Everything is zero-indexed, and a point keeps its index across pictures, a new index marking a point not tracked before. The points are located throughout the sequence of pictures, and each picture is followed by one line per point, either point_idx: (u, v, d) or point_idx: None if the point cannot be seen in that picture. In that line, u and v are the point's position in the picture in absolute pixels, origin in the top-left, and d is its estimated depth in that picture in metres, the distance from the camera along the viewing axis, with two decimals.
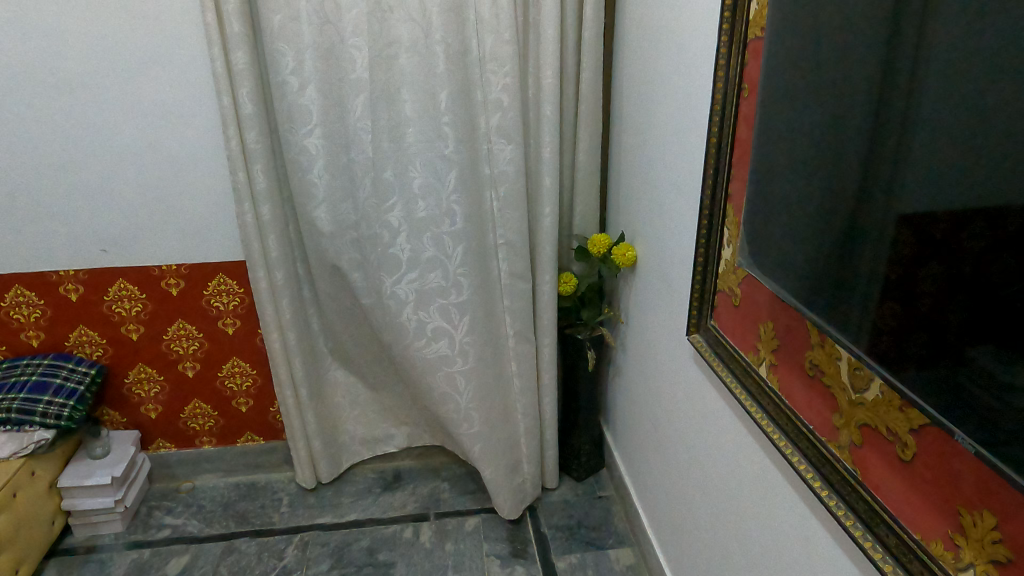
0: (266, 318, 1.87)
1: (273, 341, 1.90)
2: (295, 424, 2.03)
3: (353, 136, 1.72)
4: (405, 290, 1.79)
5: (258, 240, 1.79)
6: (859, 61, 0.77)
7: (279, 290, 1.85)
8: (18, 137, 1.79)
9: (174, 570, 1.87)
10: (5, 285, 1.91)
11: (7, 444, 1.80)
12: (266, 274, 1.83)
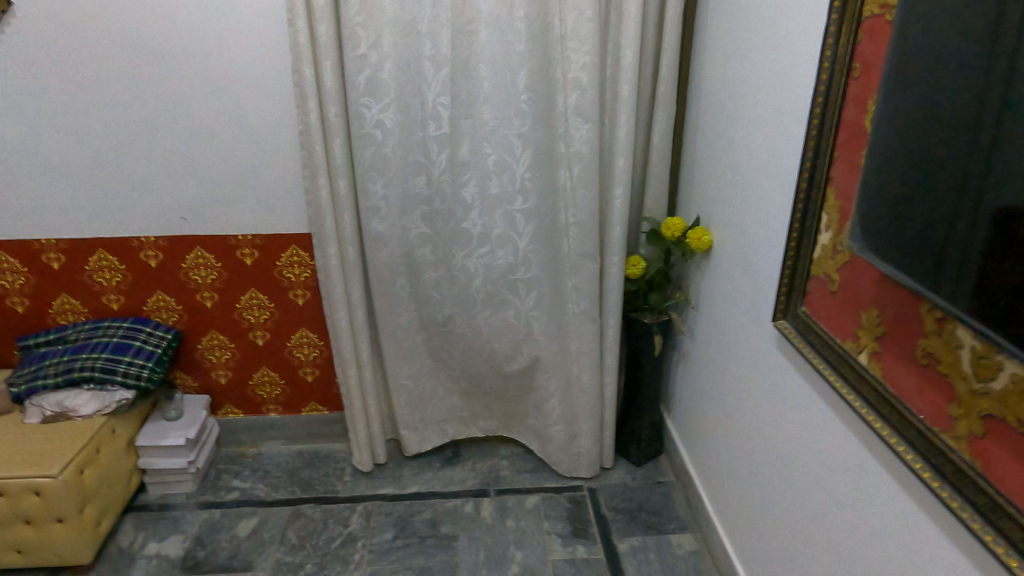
0: (334, 295, 1.87)
1: (339, 319, 1.91)
2: (359, 404, 2.04)
3: (432, 110, 1.73)
4: (474, 264, 1.86)
5: (331, 219, 1.79)
6: (1002, 40, 0.73)
7: (350, 267, 1.85)
8: (108, 105, 1.84)
9: (244, 530, 1.93)
10: (90, 250, 1.97)
11: (92, 402, 1.89)
12: (337, 250, 1.83)
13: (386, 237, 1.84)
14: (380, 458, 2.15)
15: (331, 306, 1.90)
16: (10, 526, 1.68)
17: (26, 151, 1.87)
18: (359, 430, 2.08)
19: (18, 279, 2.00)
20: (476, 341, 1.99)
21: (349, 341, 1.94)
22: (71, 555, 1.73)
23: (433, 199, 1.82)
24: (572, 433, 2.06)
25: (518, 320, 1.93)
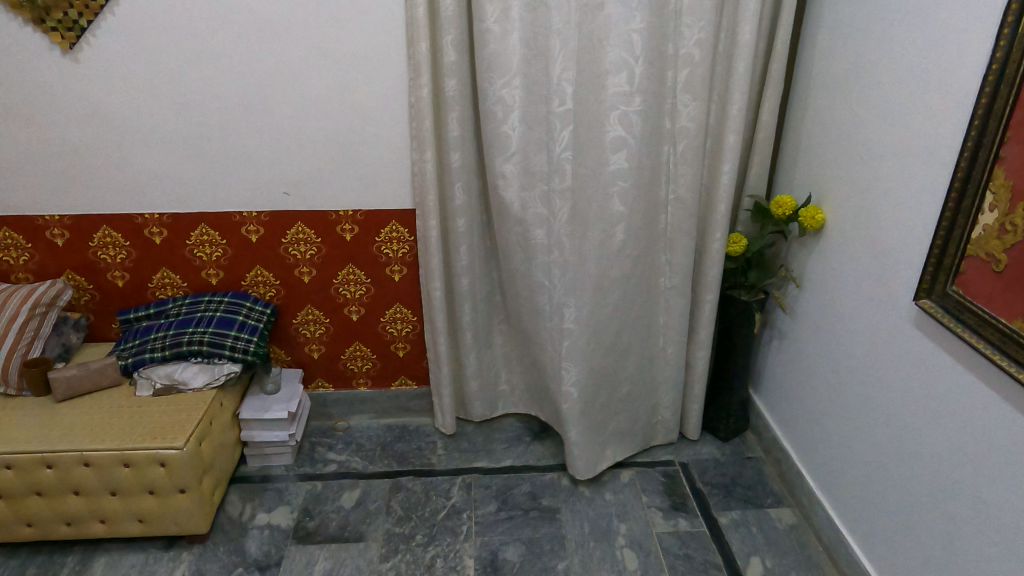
0: (431, 267, 1.91)
1: (434, 289, 1.95)
2: (444, 372, 2.08)
3: (556, 86, 1.67)
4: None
5: (434, 193, 1.83)
6: None
7: (459, 236, 1.91)
8: (217, 80, 1.83)
9: (349, 502, 1.96)
10: (192, 224, 1.98)
11: (202, 375, 1.91)
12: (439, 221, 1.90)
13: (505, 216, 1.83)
14: (476, 416, 2.23)
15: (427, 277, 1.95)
16: (135, 496, 1.71)
17: (134, 124, 1.86)
18: (444, 397, 2.13)
19: (120, 253, 2.01)
20: (582, 335, 1.85)
21: (438, 312, 1.97)
22: (191, 525, 1.76)
23: (553, 179, 1.75)
24: (656, 402, 2.11)
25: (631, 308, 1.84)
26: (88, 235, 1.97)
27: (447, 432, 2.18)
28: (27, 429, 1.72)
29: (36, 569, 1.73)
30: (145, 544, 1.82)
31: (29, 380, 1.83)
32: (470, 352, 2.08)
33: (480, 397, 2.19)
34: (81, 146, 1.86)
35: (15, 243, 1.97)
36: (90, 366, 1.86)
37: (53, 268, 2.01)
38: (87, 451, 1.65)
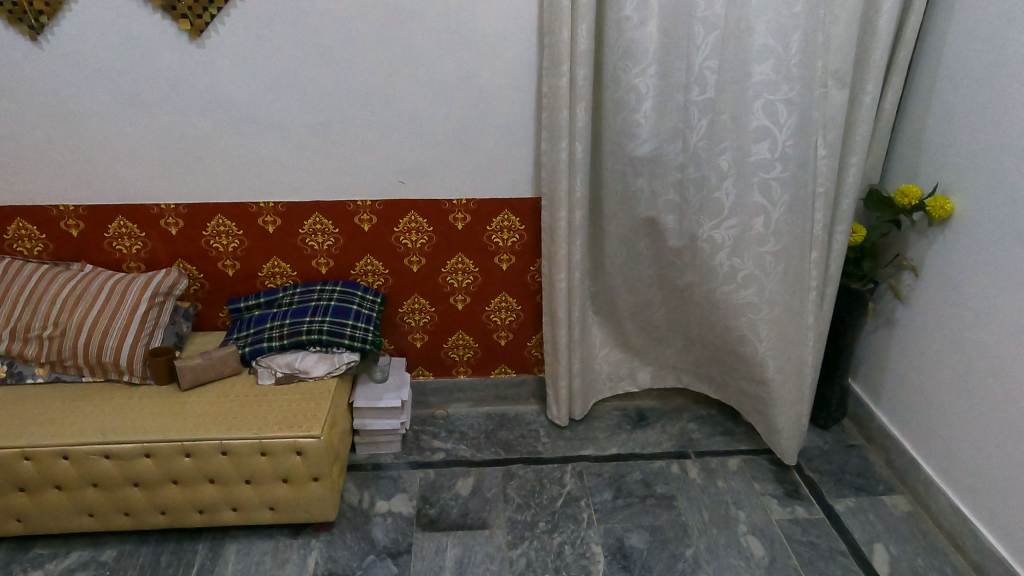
0: (558, 258, 1.91)
1: (559, 282, 1.95)
2: (563, 364, 2.08)
3: (697, 75, 1.72)
4: (723, 235, 1.82)
5: (566, 182, 1.83)
6: None
7: (577, 231, 1.90)
8: (342, 67, 1.82)
9: (465, 489, 1.98)
10: (306, 213, 1.97)
11: (322, 363, 1.92)
12: (566, 214, 1.88)
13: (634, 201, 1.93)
14: (576, 413, 2.20)
15: (552, 269, 1.95)
16: (268, 484, 1.72)
17: (256, 112, 1.84)
18: (561, 387, 2.13)
19: (232, 242, 2.00)
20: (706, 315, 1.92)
21: (565, 304, 1.97)
22: (320, 513, 1.77)
23: (686, 166, 1.83)
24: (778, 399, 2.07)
25: (761, 298, 1.84)
26: (202, 224, 1.97)
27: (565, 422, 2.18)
28: (159, 417, 1.73)
29: (170, 557, 1.75)
30: (272, 532, 1.83)
31: (154, 369, 1.84)
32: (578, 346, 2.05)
33: (581, 392, 2.16)
34: (203, 134, 1.86)
35: (128, 231, 1.96)
36: (212, 354, 1.86)
37: (164, 257, 2.01)
38: (225, 439, 1.66)
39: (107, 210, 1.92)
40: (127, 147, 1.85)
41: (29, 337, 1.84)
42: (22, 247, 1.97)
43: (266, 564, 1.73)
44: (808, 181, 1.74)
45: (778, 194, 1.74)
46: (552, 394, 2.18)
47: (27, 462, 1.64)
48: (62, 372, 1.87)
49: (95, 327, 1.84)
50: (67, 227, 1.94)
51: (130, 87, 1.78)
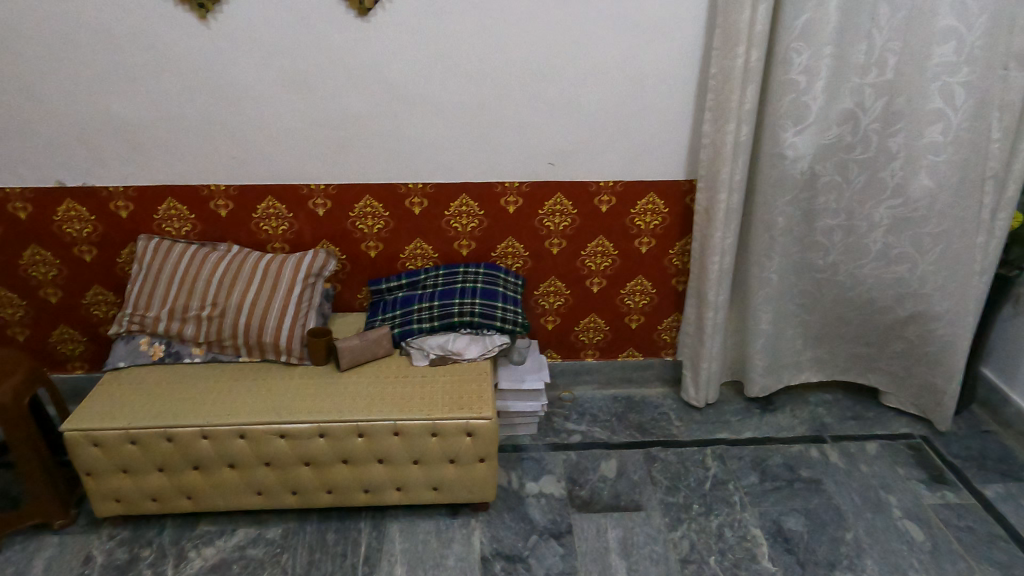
0: (713, 241, 1.88)
1: (713, 264, 1.91)
2: (705, 347, 2.05)
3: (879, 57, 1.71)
4: (883, 216, 1.88)
5: (729, 166, 1.80)
6: None
7: (732, 214, 1.85)
8: (505, 46, 1.80)
9: (611, 472, 1.98)
10: (453, 195, 1.97)
11: (475, 346, 1.91)
12: (726, 195, 1.84)
13: (795, 185, 1.85)
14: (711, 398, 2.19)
15: (704, 251, 1.92)
16: (435, 465, 1.73)
17: (415, 92, 1.84)
18: (702, 370, 2.11)
19: (377, 224, 2.00)
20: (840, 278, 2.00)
21: (717, 286, 1.95)
22: (482, 493, 1.78)
23: (854, 148, 1.82)
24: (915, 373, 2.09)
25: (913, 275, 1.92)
26: (349, 205, 1.96)
27: (705, 404, 2.19)
28: (326, 398, 1.74)
29: (336, 535, 1.77)
30: (429, 511, 1.85)
31: (312, 349, 1.84)
32: (721, 331, 2.03)
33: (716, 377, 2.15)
34: (362, 113, 1.85)
35: (275, 212, 1.96)
36: (368, 335, 1.86)
37: (309, 238, 2.00)
38: (398, 420, 1.67)
39: (258, 190, 1.92)
40: (283, 127, 1.85)
41: (188, 317, 1.85)
42: (170, 228, 1.97)
43: (432, 542, 1.75)
44: (980, 163, 1.73)
45: (945, 176, 1.77)
46: (692, 376, 2.18)
47: (204, 441, 1.66)
48: (218, 352, 1.87)
49: (254, 308, 1.85)
50: (216, 207, 1.94)
51: (296, 67, 1.78)
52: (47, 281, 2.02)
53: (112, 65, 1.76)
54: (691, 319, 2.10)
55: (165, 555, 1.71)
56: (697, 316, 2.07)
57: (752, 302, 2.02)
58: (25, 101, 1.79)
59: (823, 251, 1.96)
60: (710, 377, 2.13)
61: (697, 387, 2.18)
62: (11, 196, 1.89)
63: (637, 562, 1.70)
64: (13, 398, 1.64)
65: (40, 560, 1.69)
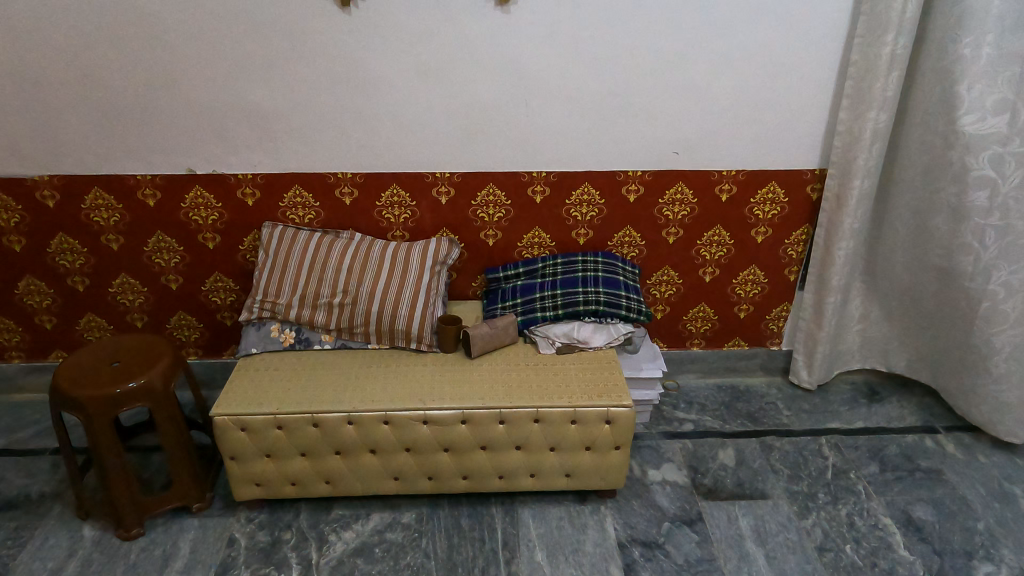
0: (841, 227, 1.93)
1: (839, 249, 1.97)
2: (823, 330, 2.10)
3: None
4: None
5: (865, 152, 1.83)
6: None
7: (864, 199, 1.90)
8: (645, 35, 1.79)
9: (730, 460, 2.00)
10: (576, 184, 1.97)
11: (601, 334, 1.92)
12: (858, 181, 1.88)
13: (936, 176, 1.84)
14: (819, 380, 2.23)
15: (831, 236, 1.97)
16: (572, 452, 1.75)
17: (548, 80, 1.84)
18: (815, 352, 2.15)
19: (498, 213, 2.00)
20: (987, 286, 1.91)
21: (842, 271, 2.00)
22: (614, 480, 1.80)
23: (1011, 140, 1.74)
24: None
25: None
26: (472, 193, 1.97)
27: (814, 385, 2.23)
28: (463, 385, 1.76)
29: (471, 520, 1.79)
30: (557, 497, 1.86)
31: (442, 337, 1.86)
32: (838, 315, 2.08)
33: (826, 361, 2.18)
34: (492, 102, 1.85)
35: (399, 200, 1.97)
36: (497, 324, 1.87)
37: (430, 226, 2.02)
38: (540, 407, 1.69)
39: (384, 178, 1.93)
40: (415, 115, 1.86)
41: (319, 305, 1.87)
42: (294, 215, 1.98)
43: (567, 528, 1.77)
44: None
45: None
46: (804, 359, 2.22)
47: (350, 426, 1.68)
48: (347, 339, 1.89)
49: (386, 295, 1.87)
50: (341, 195, 1.95)
51: (435, 55, 1.79)
52: (169, 268, 2.04)
53: (252, 54, 1.77)
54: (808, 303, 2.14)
55: (306, 538, 1.74)
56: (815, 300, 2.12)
57: (883, 276, 2.13)
58: (168, 88, 1.81)
59: (975, 254, 1.87)
60: (824, 359, 2.16)
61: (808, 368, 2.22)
62: (142, 182, 1.91)
63: (774, 549, 1.71)
64: (163, 383, 1.67)
65: (185, 542, 1.72)
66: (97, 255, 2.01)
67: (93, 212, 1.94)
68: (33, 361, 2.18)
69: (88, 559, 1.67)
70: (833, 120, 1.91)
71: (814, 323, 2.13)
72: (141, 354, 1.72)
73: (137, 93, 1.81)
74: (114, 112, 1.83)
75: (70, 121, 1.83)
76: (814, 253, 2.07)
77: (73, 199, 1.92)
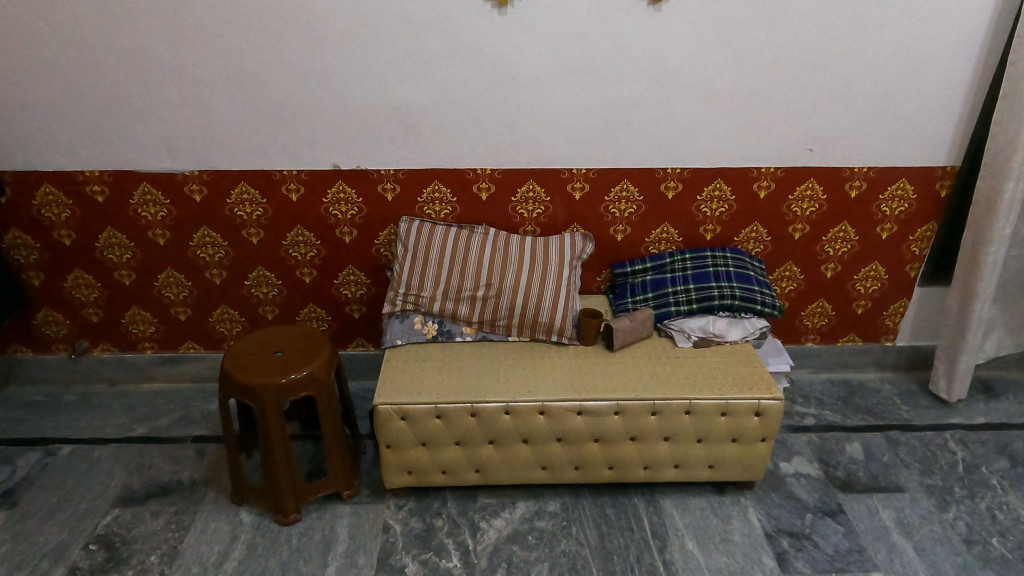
0: (993, 231, 1.94)
1: (989, 254, 1.97)
2: (970, 338, 2.10)
3: None
4: None
5: (1023, 154, 1.84)
6: None
7: (1018, 203, 1.90)
8: (794, 34, 1.82)
9: (858, 454, 2.02)
10: (709, 180, 2.00)
11: (737, 329, 1.95)
12: (1013, 184, 1.88)
13: None
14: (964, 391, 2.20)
15: (980, 241, 1.98)
16: (718, 443, 1.78)
17: (692, 76, 1.86)
18: (961, 361, 2.14)
19: (630, 208, 2.04)
20: None
21: (989, 277, 2.01)
22: (756, 472, 1.83)
23: None
24: None
25: None
26: (606, 189, 2.00)
27: (955, 399, 2.20)
28: (611, 375, 1.79)
29: (615, 509, 1.82)
30: (696, 488, 1.90)
31: (584, 330, 1.89)
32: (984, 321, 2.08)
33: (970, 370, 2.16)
34: (634, 99, 1.89)
35: (534, 195, 2.01)
36: (637, 318, 1.90)
37: (562, 222, 2.05)
38: (692, 399, 1.71)
39: (522, 173, 1.97)
40: (557, 112, 1.90)
41: (462, 298, 1.91)
42: (430, 210, 2.02)
43: (712, 518, 1.80)
44: None
45: None
46: (945, 370, 2.20)
47: (506, 416, 1.72)
48: (488, 331, 1.94)
49: (528, 289, 1.90)
50: (478, 190, 1.99)
51: (585, 54, 1.82)
52: (305, 261, 2.09)
53: (404, 52, 1.81)
54: (951, 311, 2.14)
55: (459, 525, 1.78)
56: (959, 308, 2.12)
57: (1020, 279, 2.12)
58: (322, 88, 1.85)
59: None
60: (967, 369, 2.15)
61: (949, 381, 2.20)
62: (287, 177, 1.95)
63: (922, 541, 1.74)
64: (324, 373, 1.72)
65: (342, 527, 1.77)
66: (236, 248, 2.06)
67: (237, 207, 1.99)
68: (166, 352, 2.25)
69: (252, 543, 1.73)
70: (972, 118, 1.93)
71: (958, 332, 2.13)
72: (300, 345, 1.77)
73: (290, 92, 1.85)
74: (266, 109, 1.87)
75: (223, 118, 1.88)
76: (959, 257, 2.07)
77: (219, 194, 1.97)
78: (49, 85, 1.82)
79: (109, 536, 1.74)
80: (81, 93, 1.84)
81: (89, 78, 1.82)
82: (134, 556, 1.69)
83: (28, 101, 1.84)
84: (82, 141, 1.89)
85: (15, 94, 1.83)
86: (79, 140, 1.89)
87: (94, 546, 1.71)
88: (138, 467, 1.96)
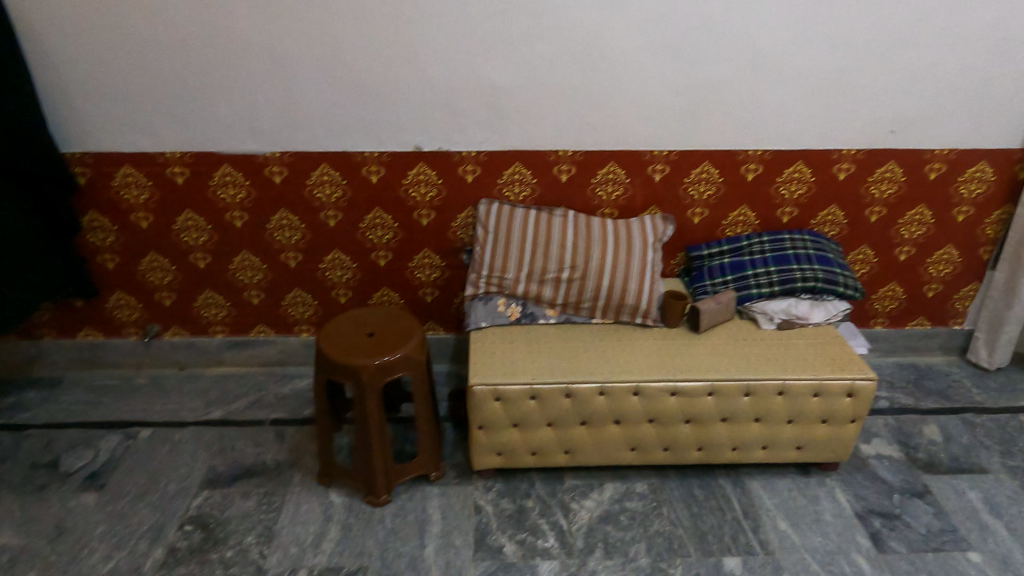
0: None
1: None
2: (1015, 309, 2.16)
3: None
4: None
5: None
6: None
7: None
8: (882, 15, 1.80)
9: (937, 436, 2.03)
10: (790, 162, 1.99)
11: (820, 311, 1.95)
12: None
13: None
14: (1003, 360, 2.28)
15: None
16: (808, 424, 1.78)
17: (779, 58, 1.85)
18: (1004, 331, 2.21)
19: (709, 190, 2.03)
20: None
21: None
22: (843, 453, 1.83)
23: None
24: None
25: None
26: (687, 171, 2.00)
27: (996, 366, 2.28)
28: (700, 357, 1.79)
29: (703, 490, 1.83)
30: (780, 470, 1.90)
31: (669, 312, 1.89)
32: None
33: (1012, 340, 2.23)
34: (720, 80, 1.88)
35: (614, 177, 2.00)
36: (721, 300, 1.90)
37: (639, 204, 2.04)
38: (786, 379, 1.72)
39: (603, 155, 1.96)
40: (640, 94, 1.89)
41: (546, 280, 1.91)
42: (509, 192, 2.01)
43: (800, 499, 1.81)
44: None
45: None
46: (985, 339, 2.28)
47: (600, 397, 1.72)
48: (571, 313, 1.94)
49: (613, 271, 1.90)
50: (558, 172, 1.98)
51: (672, 35, 1.81)
52: (381, 244, 2.08)
53: (490, 32, 1.79)
54: (999, 283, 2.19)
55: (550, 505, 1.78)
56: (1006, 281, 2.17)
57: None
58: (407, 67, 1.83)
59: None
60: (1009, 339, 2.22)
61: (990, 349, 2.28)
62: (368, 159, 1.94)
63: (1013, 521, 1.74)
64: (419, 355, 1.71)
65: (434, 508, 1.77)
66: (314, 231, 2.05)
67: (317, 189, 1.98)
68: (236, 336, 2.24)
69: (347, 524, 1.73)
70: None
71: (1003, 302, 2.19)
72: (392, 327, 1.76)
73: (374, 73, 1.84)
74: (350, 90, 1.86)
75: (307, 99, 1.87)
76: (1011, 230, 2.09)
77: (299, 175, 1.96)
78: (134, 67, 1.80)
79: (203, 517, 1.75)
80: (165, 74, 1.82)
81: (174, 59, 1.80)
82: (231, 536, 1.69)
83: (112, 83, 1.82)
84: (164, 122, 1.88)
85: (99, 75, 1.81)
86: (161, 121, 1.87)
87: (190, 526, 1.72)
88: (221, 450, 1.96)
